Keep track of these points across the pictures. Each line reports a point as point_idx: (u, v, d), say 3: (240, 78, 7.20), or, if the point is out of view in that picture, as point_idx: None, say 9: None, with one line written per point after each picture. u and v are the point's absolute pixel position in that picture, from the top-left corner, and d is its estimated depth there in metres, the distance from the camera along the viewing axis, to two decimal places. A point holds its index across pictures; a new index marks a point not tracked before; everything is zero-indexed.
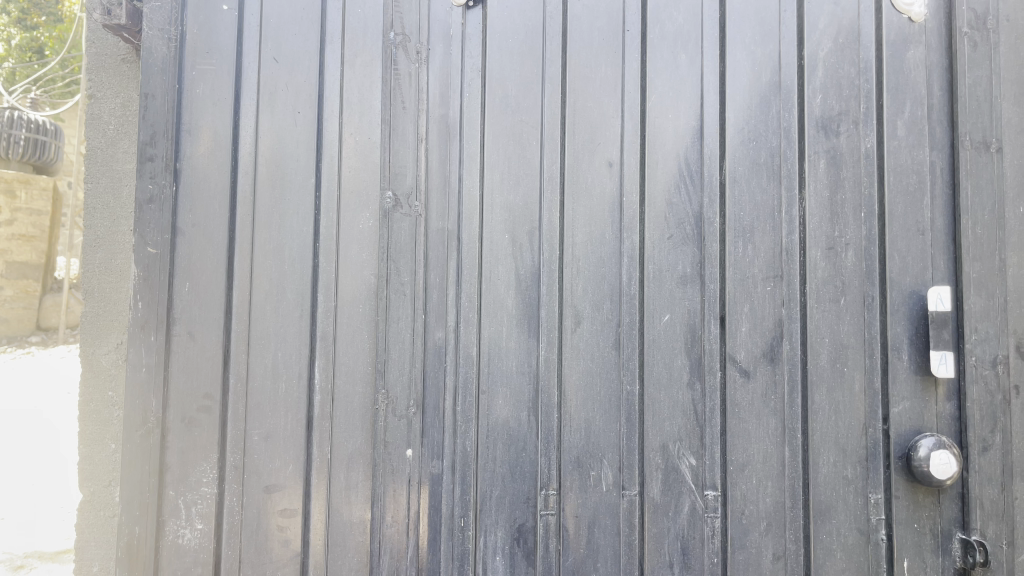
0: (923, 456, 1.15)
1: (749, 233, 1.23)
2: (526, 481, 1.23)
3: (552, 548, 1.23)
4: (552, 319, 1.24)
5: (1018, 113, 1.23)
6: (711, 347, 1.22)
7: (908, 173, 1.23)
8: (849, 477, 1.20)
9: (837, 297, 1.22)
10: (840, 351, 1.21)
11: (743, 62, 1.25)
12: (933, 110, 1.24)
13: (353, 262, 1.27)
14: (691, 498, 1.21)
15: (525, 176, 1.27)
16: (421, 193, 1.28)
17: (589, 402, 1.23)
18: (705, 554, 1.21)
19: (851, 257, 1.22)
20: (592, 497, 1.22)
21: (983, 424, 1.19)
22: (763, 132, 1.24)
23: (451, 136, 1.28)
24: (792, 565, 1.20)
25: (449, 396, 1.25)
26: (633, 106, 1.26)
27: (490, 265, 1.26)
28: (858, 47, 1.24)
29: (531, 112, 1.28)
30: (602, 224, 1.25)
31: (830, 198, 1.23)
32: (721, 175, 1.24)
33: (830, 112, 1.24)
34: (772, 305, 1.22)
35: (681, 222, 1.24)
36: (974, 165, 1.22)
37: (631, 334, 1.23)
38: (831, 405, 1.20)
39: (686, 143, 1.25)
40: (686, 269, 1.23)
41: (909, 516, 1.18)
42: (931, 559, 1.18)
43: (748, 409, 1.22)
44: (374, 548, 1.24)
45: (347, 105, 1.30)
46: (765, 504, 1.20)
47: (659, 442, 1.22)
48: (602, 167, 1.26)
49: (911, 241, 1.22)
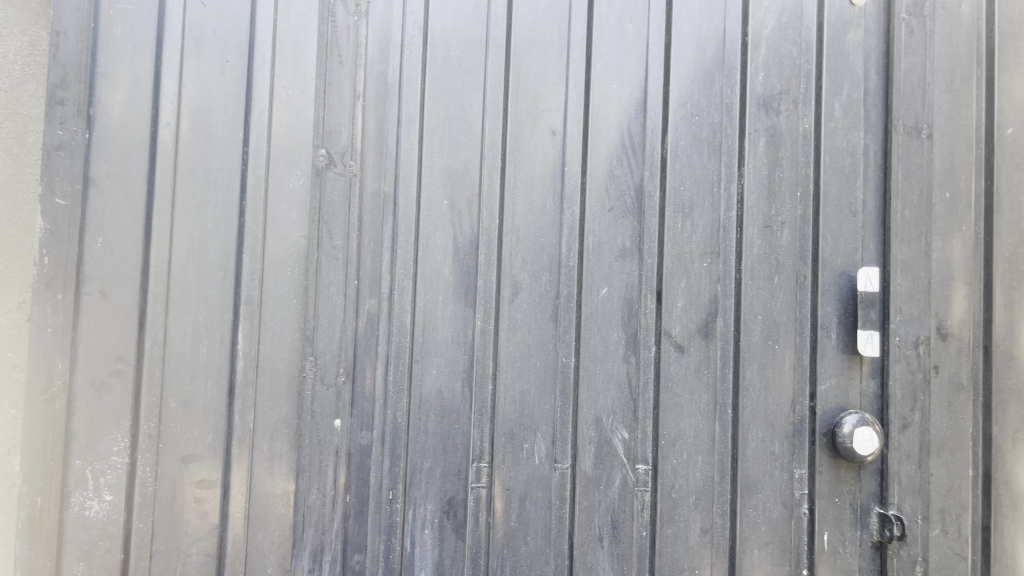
0: (847, 433, 1.27)
1: (689, 208, 1.30)
2: (458, 453, 1.23)
3: (480, 521, 1.23)
4: (490, 288, 1.25)
5: (948, 101, 1.36)
6: (647, 321, 1.28)
7: (843, 155, 1.34)
8: (777, 453, 1.29)
9: (771, 276, 1.30)
10: (773, 328, 1.30)
11: (688, 33, 1.32)
12: (870, 94, 1.35)
13: (282, 226, 1.22)
14: (622, 473, 1.26)
15: (465, 140, 1.27)
16: (356, 153, 1.25)
17: (522, 375, 1.24)
18: (633, 528, 1.26)
19: (786, 236, 1.31)
20: (525, 470, 1.24)
21: (904, 402, 1.32)
22: (705, 108, 1.32)
23: (391, 94, 1.26)
24: (717, 538, 1.28)
25: (381, 365, 1.23)
26: (576, 75, 1.30)
27: (427, 231, 1.25)
28: (800, 27, 1.35)
29: (474, 73, 1.28)
30: (542, 193, 1.27)
31: (767, 176, 1.32)
32: (663, 148, 1.31)
33: (772, 91, 1.33)
34: (708, 282, 1.29)
35: (622, 194, 1.29)
36: (905, 150, 1.34)
37: (569, 305, 1.26)
38: (762, 381, 1.29)
39: (630, 113, 1.30)
40: (626, 241, 1.28)
41: (831, 492, 1.30)
42: (850, 533, 1.30)
43: (681, 384, 1.28)
44: (297, 521, 1.20)
45: (281, 54, 1.24)
46: (695, 479, 1.27)
47: (594, 416, 1.26)
48: (545, 135, 1.28)
49: (844, 223, 1.33)
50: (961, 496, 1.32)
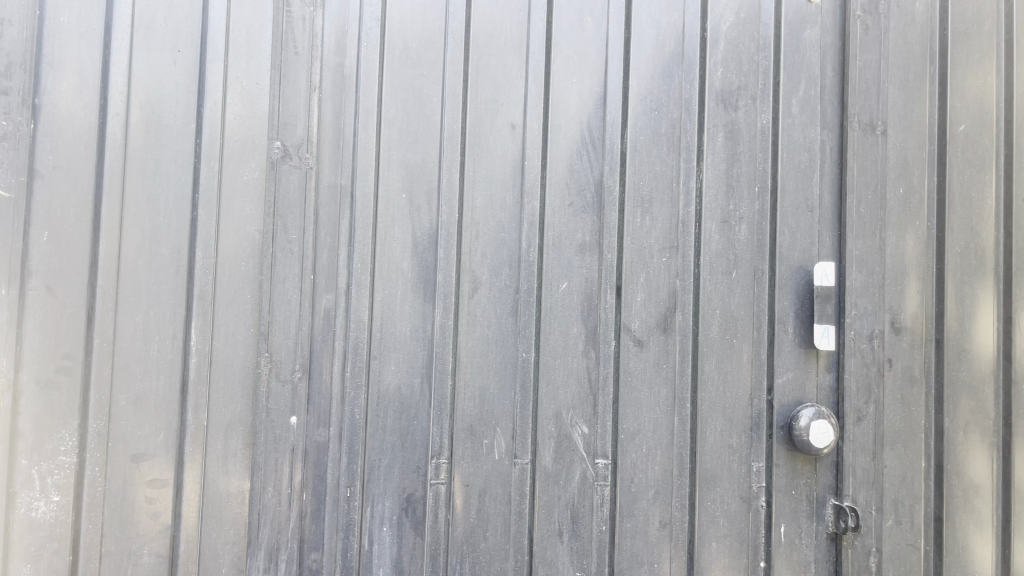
0: (803, 426, 1.31)
1: (648, 203, 1.32)
2: (417, 450, 1.25)
3: (440, 517, 1.25)
4: (449, 283, 1.26)
5: (902, 97, 1.41)
6: (607, 316, 1.30)
7: (800, 150, 1.38)
8: (735, 446, 1.33)
9: (729, 271, 1.34)
10: (730, 324, 1.34)
11: (648, 28, 1.34)
12: (825, 91, 1.40)
13: (237, 219, 1.23)
14: (582, 467, 1.28)
15: (424, 133, 1.28)
16: (312, 145, 1.27)
17: (482, 370, 1.26)
18: (593, 523, 1.29)
19: (744, 231, 1.35)
20: (485, 466, 1.26)
21: (859, 396, 1.37)
22: (664, 104, 1.34)
23: (347, 84, 1.28)
24: (676, 531, 1.31)
25: (338, 360, 1.25)
26: (537, 69, 1.31)
27: (385, 225, 1.26)
28: (758, 23, 1.38)
29: (432, 65, 1.29)
30: (502, 189, 1.29)
31: (726, 170, 1.35)
32: (622, 142, 1.33)
33: (731, 86, 1.36)
34: (668, 276, 1.32)
35: (581, 189, 1.31)
36: (860, 145, 1.39)
37: (528, 301, 1.28)
38: (719, 375, 1.33)
39: (590, 109, 1.32)
40: (585, 236, 1.30)
41: (788, 484, 1.35)
42: (806, 525, 1.35)
43: (641, 379, 1.30)
44: (253, 520, 1.22)
45: (234, 44, 1.25)
46: (654, 473, 1.30)
47: (554, 409, 1.27)
48: (504, 129, 1.30)
49: (800, 218, 1.37)
50: (914, 487, 1.38)
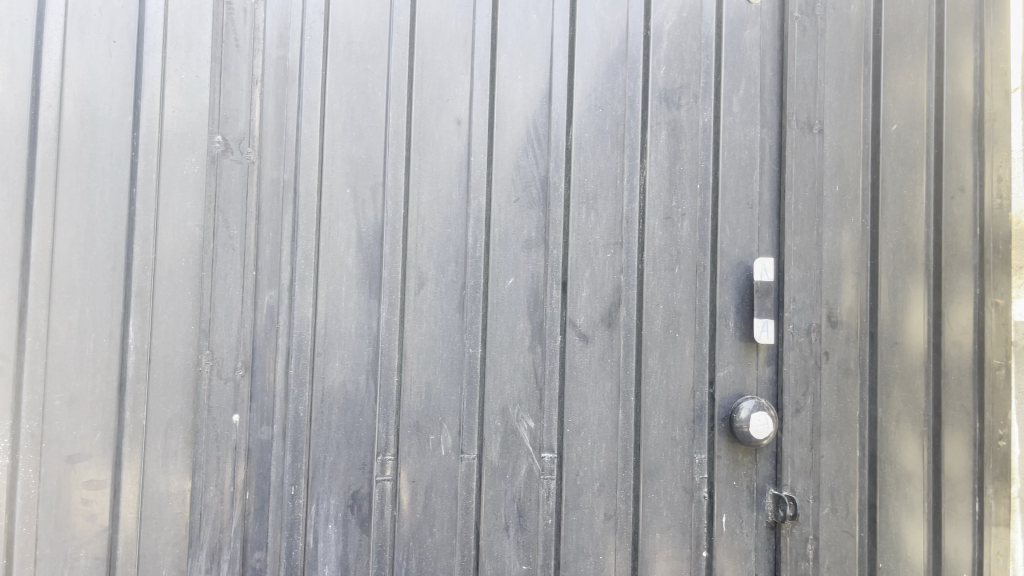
0: (743, 418, 1.36)
1: (593, 200, 1.35)
2: (363, 447, 1.25)
3: (386, 513, 1.26)
4: (395, 279, 1.27)
5: (838, 96, 1.48)
6: (553, 311, 1.32)
7: (741, 149, 1.43)
8: (678, 439, 1.37)
9: (672, 266, 1.37)
10: (673, 318, 1.37)
11: (592, 26, 1.37)
12: (765, 90, 1.45)
13: (176, 212, 1.21)
14: (529, 461, 1.30)
15: (368, 128, 1.28)
16: (254, 140, 1.25)
17: (427, 367, 1.27)
18: (539, 516, 1.31)
19: (686, 227, 1.39)
20: (431, 462, 1.27)
21: (796, 388, 1.43)
22: (608, 101, 1.36)
23: (290, 78, 1.27)
24: (621, 523, 1.35)
25: (282, 357, 1.24)
26: (482, 66, 1.33)
27: (329, 220, 1.26)
28: (700, 23, 1.42)
29: (376, 60, 1.30)
30: (448, 184, 1.30)
31: (669, 168, 1.39)
32: (567, 139, 1.35)
33: (672, 85, 1.40)
34: (612, 272, 1.34)
35: (527, 186, 1.32)
36: (799, 143, 1.45)
37: (475, 297, 1.29)
38: (662, 369, 1.36)
39: (534, 106, 1.34)
40: (531, 233, 1.32)
41: (729, 475, 1.39)
42: (747, 514, 1.40)
43: (586, 373, 1.33)
44: (194, 521, 1.21)
45: (172, 37, 1.23)
46: (599, 466, 1.33)
47: (500, 405, 1.29)
48: (450, 124, 1.31)
49: (741, 215, 1.43)
50: (849, 475, 1.45)
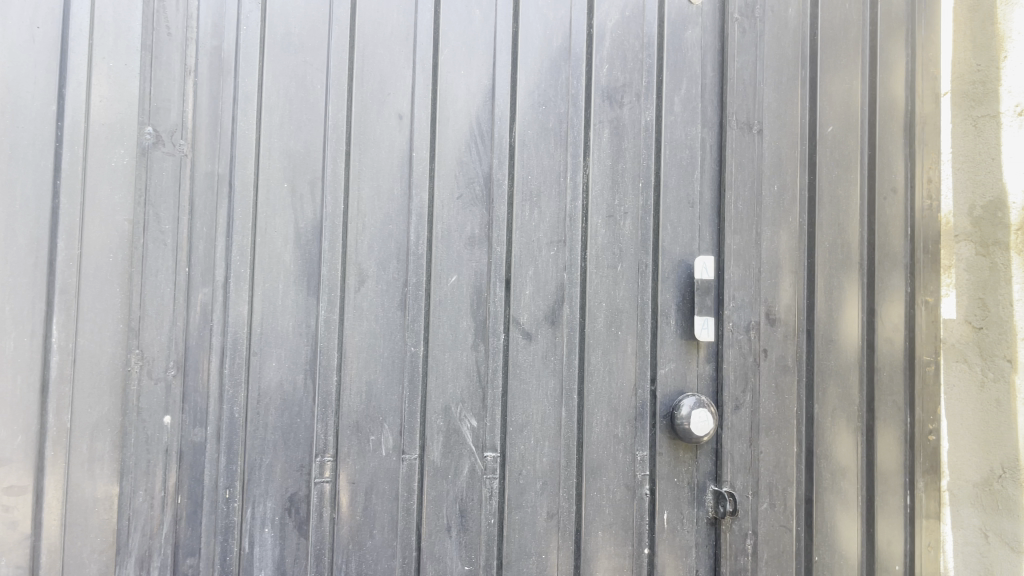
0: (685, 414, 1.35)
1: (537, 197, 1.33)
2: (300, 448, 1.20)
3: (325, 516, 1.21)
4: (334, 275, 1.22)
5: (777, 98, 1.49)
6: (496, 310, 1.29)
7: (682, 148, 1.43)
8: (620, 436, 1.36)
9: (614, 264, 1.36)
10: (616, 316, 1.36)
11: (536, 23, 1.34)
12: (706, 90, 1.45)
13: (105, 206, 1.14)
14: (471, 460, 1.27)
15: (307, 122, 1.23)
16: (187, 132, 1.18)
17: (368, 365, 1.23)
18: (481, 516, 1.28)
19: (628, 226, 1.38)
20: (372, 462, 1.22)
21: (736, 384, 1.43)
22: (552, 98, 1.35)
23: (226, 69, 1.20)
24: (563, 522, 1.32)
25: (217, 356, 1.17)
26: (424, 59, 1.29)
27: (265, 216, 1.20)
28: (643, 22, 1.42)
29: (316, 52, 1.23)
30: (391, 180, 1.25)
31: (612, 166, 1.37)
32: (511, 137, 1.32)
33: (615, 83, 1.39)
34: (555, 270, 1.32)
35: (470, 181, 1.29)
36: (739, 144, 1.45)
37: (417, 295, 1.26)
38: (605, 366, 1.35)
39: (477, 103, 1.31)
40: (474, 230, 1.29)
41: (671, 471, 1.38)
42: (687, 510, 1.39)
43: (529, 370, 1.30)
44: (122, 526, 1.12)
45: (99, 23, 1.15)
46: (542, 464, 1.31)
47: (443, 403, 1.26)
48: (391, 119, 1.26)
49: (682, 213, 1.42)
50: (787, 470, 1.46)
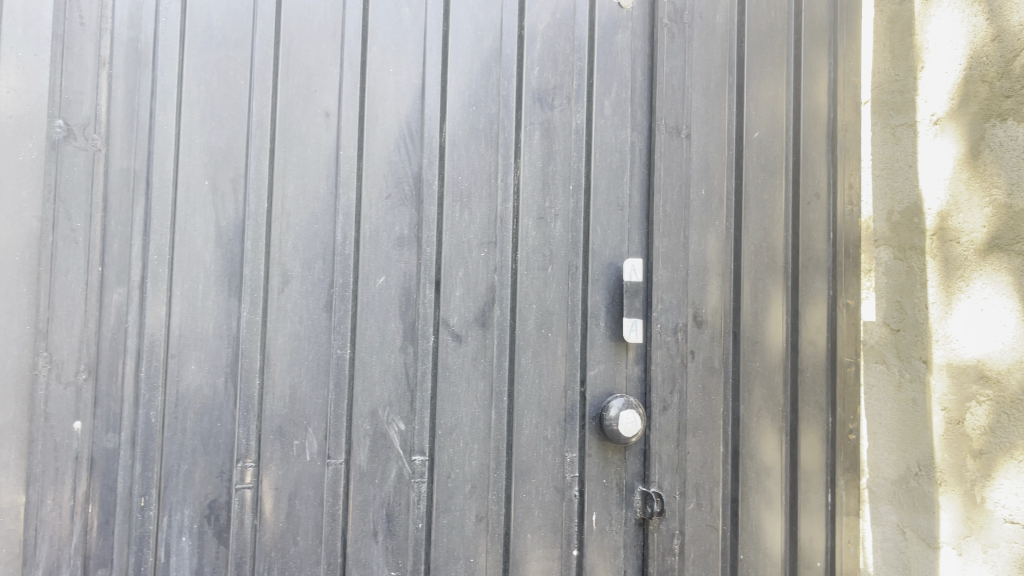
0: (613, 415, 1.33)
1: (467, 198, 1.30)
2: (220, 453, 1.14)
3: (246, 523, 1.15)
4: (257, 276, 1.17)
5: (705, 104, 1.50)
6: (426, 312, 1.26)
7: (612, 151, 1.42)
8: (549, 438, 1.34)
9: (545, 267, 1.34)
10: (546, 318, 1.34)
11: (466, 23, 1.31)
12: (635, 94, 1.45)
13: (9, 204, 1.06)
14: (398, 465, 1.23)
15: (229, 118, 1.17)
16: (101, 125, 1.11)
17: (292, 368, 1.18)
18: (409, 521, 1.24)
19: (559, 228, 1.36)
20: (295, 467, 1.17)
21: (664, 385, 1.43)
22: (483, 98, 1.31)
23: (143, 61, 1.13)
24: (492, 525, 1.30)
25: (131, 360, 1.11)
26: (352, 57, 1.24)
27: (185, 214, 1.14)
28: (574, 24, 1.40)
29: (240, 46, 1.18)
30: (316, 179, 1.20)
31: (542, 168, 1.35)
32: (440, 137, 1.29)
33: (546, 85, 1.37)
34: (485, 272, 1.30)
35: (399, 181, 1.25)
36: (667, 148, 1.45)
37: (344, 296, 1.21)
38: (535, 368, 1.33)
39: (405, 102, 1.26)
40: (403, 231, 1.25)
41: (600, 473, 1.37)
42: (616, 512, 1.39)
43: (459, 373, 1.27)
44: (29, 536, 1.05)
45: (7, 12, 1.07)
46: (471, 467, 1.28)
47: (370, 407, 1.21)
48: (318, 116, 1.21)
49: (611, 217, 1.41)
50: (713, 470, 1.48)
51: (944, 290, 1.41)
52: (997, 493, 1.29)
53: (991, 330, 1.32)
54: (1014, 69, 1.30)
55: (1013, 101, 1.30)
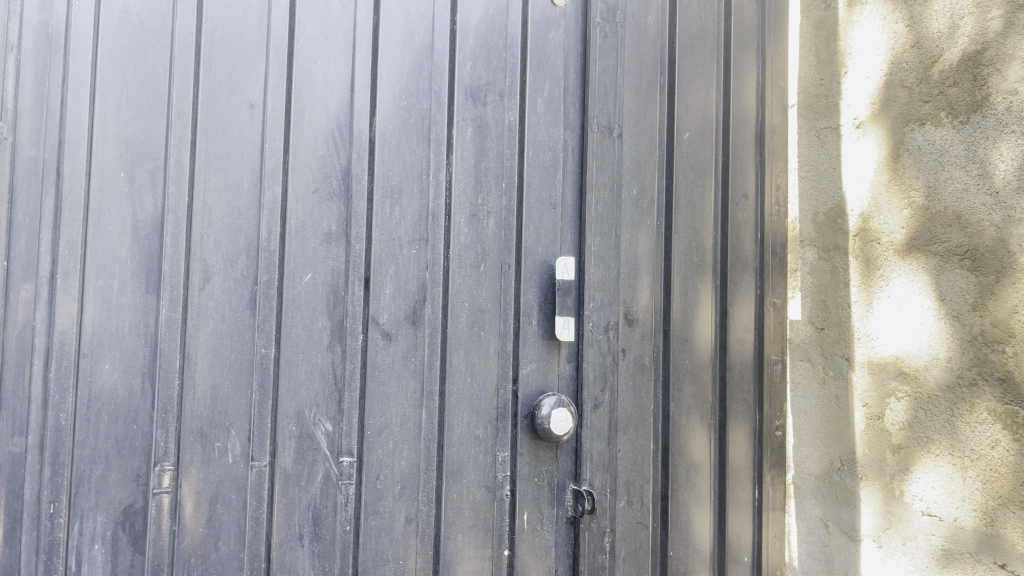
0: (545, 414, 1.31)
1: (397, 193, 1.24)
2: (136, 455, 1.05)
3: (163, 529, 1.06)
4: (177, 272, 1.08)
5: (636, 103, 1.48)
6: (354, 309, 1.20)
7: (545, 149, 1.39)
8: (481, 437, 1.30)
9: (477, 264, 1.31)
10: (478, 316, 1.30)
11: (397, 15, 1.25)
12: (569, 92, 1.42)
13: None
14: (325, 466, 1.17)
15: (147, 107, 1.08)
16: (6, 113, 1.01)
17: (214, 368, 1.10)
18: (336, 522, 1.18)
19: (491, 225, 1.33)
20: (217, 470, 1.09)
21: (595, 383, 1.41)
22: (414, 93, 1.27)
23: (54, 46, 1.04)
24: (423, 526, 1.25)
25: (40, 360, 1.01)
26: (279, 47, 1.16)
27: (99, 208, 1.05)
28: (507, 21, 1.36)
29: (158, 34, 1.09)
30: (239, 172, 1.13)
31: (475, 165, 1.32)
32: (370, 133, 1.23)
33: (479, 81, 1.33)
34: (416, 269, 1.25)
35: (327, 175, 1.19)
36: (599, 147, 1.43)
37: (268, 293, 1.14)
38: (466, 367, 1.29)
39: (335, 97, 1.20)
40: (331, 226, 1.19)
41: (531, 472, 1.34)
42: (547, 510, 1.36)
43: (388, 372, 1.22)
44: None
45: None
46: (401, 468, 1.23)
47: (295, 407, 1.15)
48: (242, 109, 1.13)
49: (545, 214, 1.38)
50: (644, 468, 1.46)
51: (864, 288, 1.42)
52: (916, 487, 1.30)
53: (908, 329, 1.34)
54: (932, 75, 1.32)
55: (930, 106, 1.32)
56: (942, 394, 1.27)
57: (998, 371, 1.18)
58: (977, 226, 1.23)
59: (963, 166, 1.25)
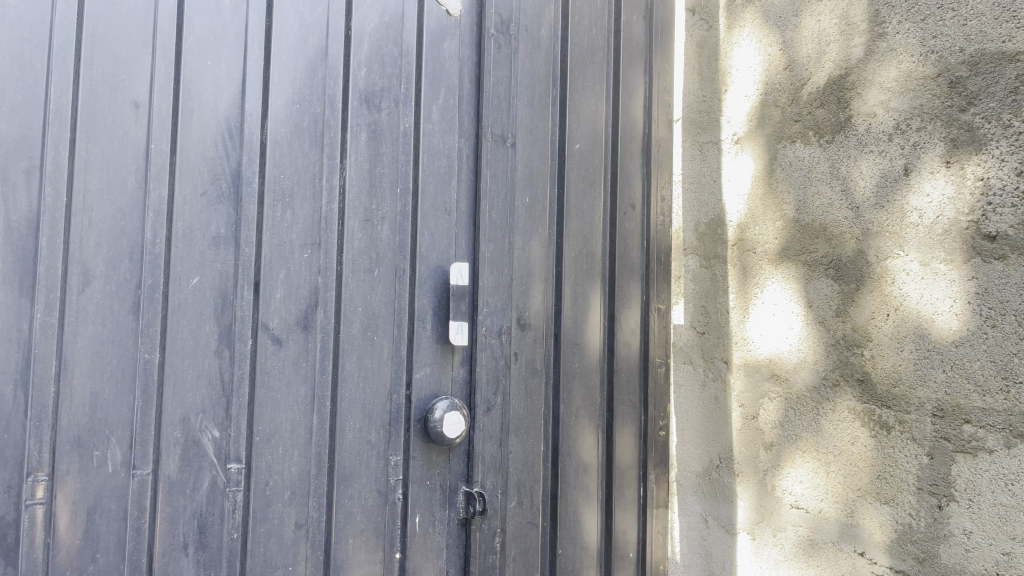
0: (438, 417, 1.38)
1: (290, 197, 1.28)
2: (7, 466, 1.03)
3: (37, 542, 1.05)
4: (53, 275, 1.07)
5: (528, 114, 1.56)
6: (243, 314, 1.23)
7: (439, 156, 1.45)
8: (373, 441, 1.35)
9: (371, 269, 1.36)
10: (371, 321, 1.36)
11: (290, 19, 1.29)
12: (463, 102, 1.49)
13: None
14: (213, 473, 1.19)
15: (22, 104, 1.06)
16: None
17: (94, 373, 1.09)
18: (223, 531, 1.20)
19: (385, 231, 1.38)
20: (95, 480, 1.09)
21: (487, 387, 1.48)
22: (307, 97, 1.30)
23: None
24: (312, 531, 1.29)
25: None
26: (166, 45, 1.17)
27: None
28: (402, 28, 1.42)
29: (35, 27, 1.07)
30: (123, 171, 1.13)
31: (369, 170, 1.37)
32: (262, 134, 1.26)
33: (373, 87, 1.38)
34: (309, 273, 1.29)
35: (215, 178, 1.21)
36: (493, 155, 1.51)
37: (153, 298, 1.15)
38: (359, 372, 1.34)
39: (226, 97, 1.22)
40: (219, 229, 1.21)
41: (423, 475, 1.40)
42: (439, 512, 1.42)
43: (278, 376, 1.26)
44: None
45: None
46: (290, 473, 1.26)
47: (181, 414, 1.16)
48: (125, 107, 1.14)
49: (439, 220, 1.45)
50: (534, 468, 1.55)
51: (741, 297, 1.56)
52: (787, 482, 1.43)
53: (779, 332, 1.47)
54: (802, 96, 1.46)
55: (800, 126, 1.46)
56: (809, 394, 1.39)
57: (858, 372, 1.30)
58: (839, 237, 1.36)
59: (828, 183, 1.38)
